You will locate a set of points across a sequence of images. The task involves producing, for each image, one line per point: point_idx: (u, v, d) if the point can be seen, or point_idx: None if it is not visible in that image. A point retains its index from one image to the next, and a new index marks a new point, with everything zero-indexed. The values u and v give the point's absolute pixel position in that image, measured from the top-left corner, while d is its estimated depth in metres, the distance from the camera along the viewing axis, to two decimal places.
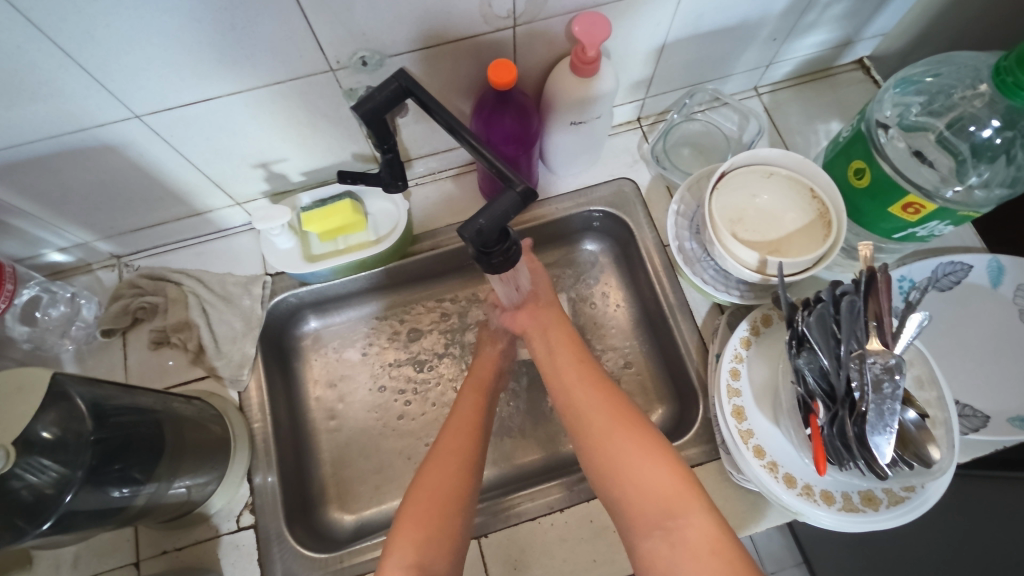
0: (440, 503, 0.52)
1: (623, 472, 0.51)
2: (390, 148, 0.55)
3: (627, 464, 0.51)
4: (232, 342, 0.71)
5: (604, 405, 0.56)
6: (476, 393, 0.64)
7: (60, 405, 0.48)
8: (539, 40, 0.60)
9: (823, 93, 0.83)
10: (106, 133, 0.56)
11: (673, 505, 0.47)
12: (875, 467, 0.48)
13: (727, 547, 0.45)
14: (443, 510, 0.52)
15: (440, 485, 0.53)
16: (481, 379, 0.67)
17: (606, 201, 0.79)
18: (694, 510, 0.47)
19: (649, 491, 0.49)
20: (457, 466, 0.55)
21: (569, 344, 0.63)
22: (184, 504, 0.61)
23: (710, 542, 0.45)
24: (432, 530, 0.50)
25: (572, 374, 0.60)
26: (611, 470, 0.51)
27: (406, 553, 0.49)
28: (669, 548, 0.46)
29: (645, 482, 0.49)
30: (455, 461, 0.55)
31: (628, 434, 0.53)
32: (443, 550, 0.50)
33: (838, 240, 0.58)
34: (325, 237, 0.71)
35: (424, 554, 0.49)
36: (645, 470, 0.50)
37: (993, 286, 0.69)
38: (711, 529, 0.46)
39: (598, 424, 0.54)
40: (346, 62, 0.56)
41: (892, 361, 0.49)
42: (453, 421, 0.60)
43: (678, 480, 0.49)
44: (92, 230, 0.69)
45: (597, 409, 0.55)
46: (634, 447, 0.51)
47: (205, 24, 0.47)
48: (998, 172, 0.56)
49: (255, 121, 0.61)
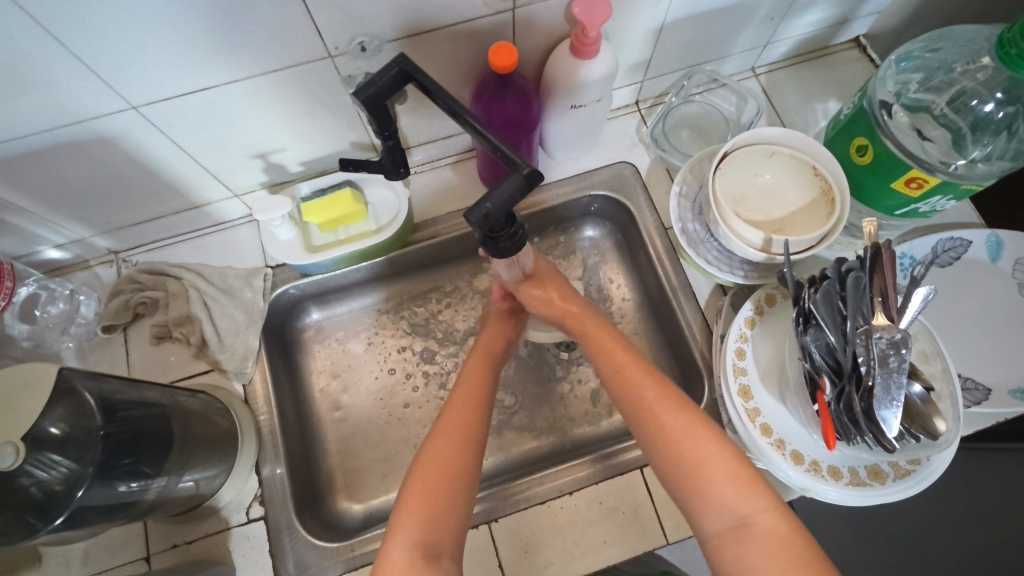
0: (447, 482, 0.52)
1: (686, 466, 0.49)
2: (391, 135, 0.54)
3: (690, 459, 0.49)
4: (234, 334, 0.70)
5: (664, 397, 0.54)
6: (479, 362, 0.64)
7: (68, 400, 0.48)
8: (538, 22, 0.60)
9: (820, 72, 0.83)
10: (102, 125, 0.55)
11: (738, 500, 0.46)
12: (882, 442, 0.49)
13: (798, 543, 0.43)
14: (449, 487, 0.52)
15: (446, 465, 0.53)
16: (489, 342, 0.68)
17: (606, 184, 0.79)
18: (759, 506, 0.46)
19: (710, 488, 0.47)
20: (457, 441, 0.55)
21: (612, 345, 0.61)
22: (193, 497, 0.60)
23: (778, 537, 0.44)
24: (435, 509, 0.50)
25: (621, 358, 0.59)
26: (675, 466, 0.50)
27: (410, 534, 0.48)
28: (739, 545, 0.45)
29: (708, 476, 0.48)
30: (458, 442, 0.55)
31: (685, 419, 0.52)
32: (446, 528, 0.50)
33: (841, 217, 0.58)
34: (325, 227, 0.71)
35: (430, 534, 0.49)
36: (706, 464, 0.48)
37: (992, 261, 0.69)
38: (777, 524, 0.44)
39: (662, 417, 0.52)
40: (344, 48, 0.55)
41: (898, 336, 0.49)
42: (455, 398, 0.59)
43: (742, 475, 0.47)
44: (89, 225, 0.68)
45: (662, 402, 0.54)
46: (692, 432, 0.50)
47: (200, 10, 0.46)
48: (1000, 145, 0.56)
49: (253, 110, 0.60)
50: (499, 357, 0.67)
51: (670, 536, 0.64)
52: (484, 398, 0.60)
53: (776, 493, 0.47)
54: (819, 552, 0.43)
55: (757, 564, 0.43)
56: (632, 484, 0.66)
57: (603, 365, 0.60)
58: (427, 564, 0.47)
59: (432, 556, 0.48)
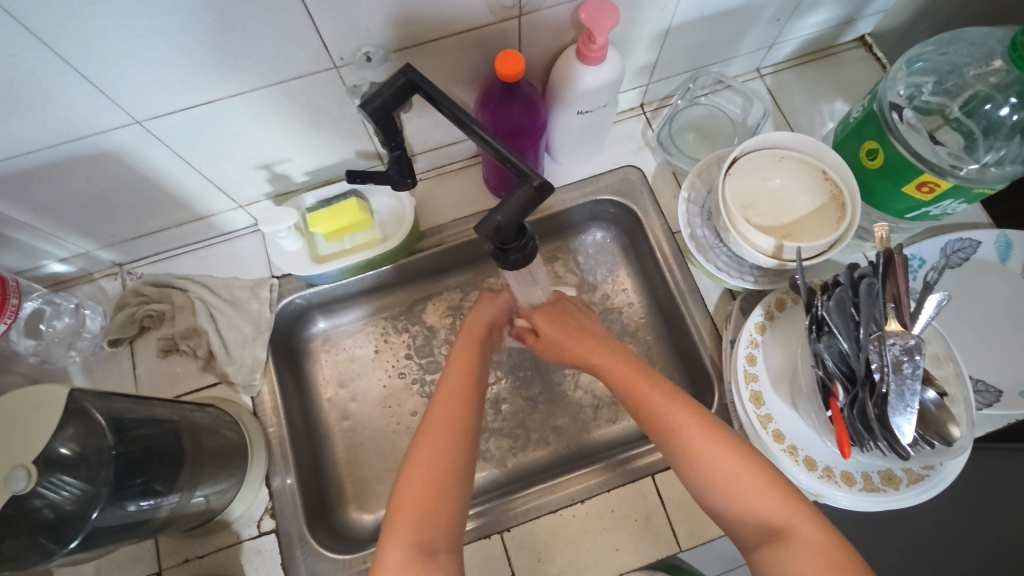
0: (439, 480, 0.51)
1: (716, 477, 0.49)
2: (397, 145, 0.53)
3: (718, 470, 0.49)
4: (242, 346, 0.70)
5: (688, 412, 0.53)
6: (466, 353, 0.63)
7: (79, 420, 0.47)
8: (545, 28, 0.59)
9: (825, 72, 0.82)
10: (106, 139, 0.54)
11: (773, 510, 0.46)
12: (897, 448, 0.49)
13: (840, 552, 0.43)
14: (440, 487, 0.50)
15: (437, 467, 0.51)
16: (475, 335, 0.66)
17: (613, 188, 0.79)
18: (797, 517, 0.46)
19: (744, 500, 0.47)
20: (449, 440, 0.53)
21: (620, 359, 0.61)
22: (204, 512, 0.60)
23: (820, 546, 0.43)
24: (428, 514, 0.49)
25: (639, 374, 0.59)
26: (702, 478, 0.50)
27: (403, 536, 0.47)
28: (777, 554, 0.44)
29: (741, 487, 0.48)
30: (450, 442, 0.53)
31: (713, 435, 0.51)
32: (442, 530, 0.49)
33: (852, 222, 0.58)
34: (330, 237, 0.70)
35: (424, 533, 0.48)
36: (735, 476, 0.48)
37: (1002, 262, 0.69)
38: (817, 533, 0.44)
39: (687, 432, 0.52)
40: (349, 59, 0.55)
41: (912, 342, 0.49)
42: (442, 393, 0.58)
43: (777, 488, 0.47)
44: (93, 239, 0.67)
45: (687, 417, 0.53)
46: (719, 447, 0.50)
47: (204, 24, 0.46)
48: (1013, 149, 0.56)
49: (257, 121, 0.59)
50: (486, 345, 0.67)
51: (683, 543, 0.64)
52: (474, 391, 0.59)
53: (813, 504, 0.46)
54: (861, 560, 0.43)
55: (799, 569, 0.43)
56: (644, 491, 0.66)
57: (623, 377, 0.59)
58: (421, 563, 0.46)
59: (427, 554, 0.47)
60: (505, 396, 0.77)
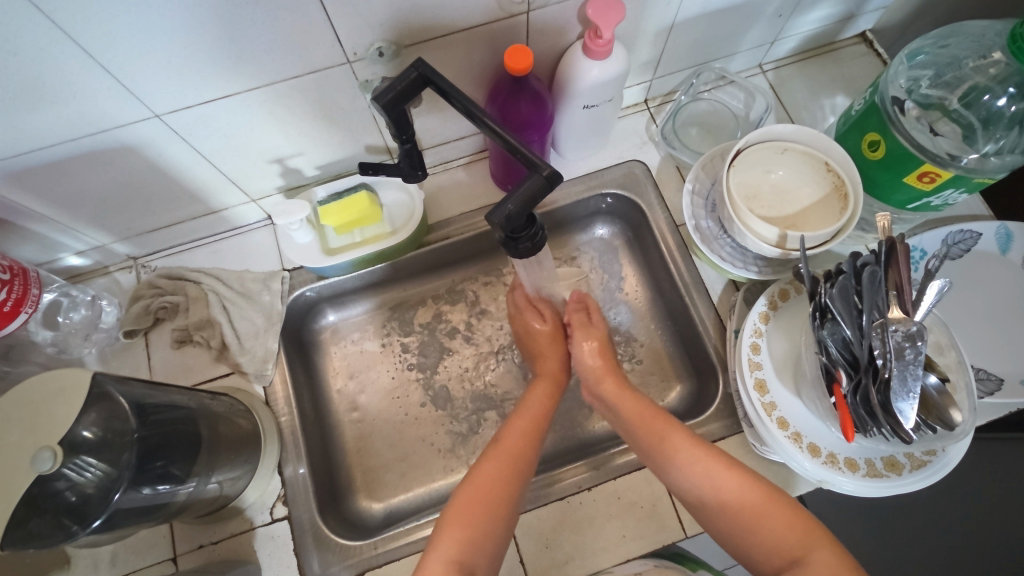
0: (486, 507, 0.53)
1: (744, 516, 0.50)
2: (408, 138, 0.54)
3: (744, 510, 0.50)
4: (254, 337, 0.71)
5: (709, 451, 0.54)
6: (546, 390, 0.66)
7: (102, 405, 0.48)
8: (552, 24, 0.60)
9: (826, 67, 0.84)
10: (126, 133, 0.56)
11: (796, 539, 0.47)
12: (900, 433, 0.49)
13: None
14: (485, 512, 0.52)
15: (490, 490, 0.54)
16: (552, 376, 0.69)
17: (617, 182, 0.80)
18: (819, 546, 0.46)
19: (768, 533, 0.49)
20: (510, 474, 0.55)
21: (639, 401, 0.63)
22: (218, 498, 0.61)
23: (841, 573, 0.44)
24: (475, 531, 0.51)
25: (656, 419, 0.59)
26: (729, 517, 0.51)
27: (449, 550, 0.49)
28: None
29: (764, 521, 0.49)
30: (503, 467, 0.56)
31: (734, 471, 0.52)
32: (483, 553, 0.50)
33: (855, 212, 0.59)
34: (341, 230, 0.71)
35: (468, 552, 0.50)
36: (759, 512, 0.50)
37: (1001, 253, 0.70)
38: (837, 561, 0.45)
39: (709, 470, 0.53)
40: (362, 54, 0.56)
41: (913, 329, 0.51)
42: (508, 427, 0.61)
43: (800, 521, 0.48)
44: (110, 232, 0.69)
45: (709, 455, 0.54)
46: (740, 483, 0.52)
47: (223, 19, 0.47)
48: (1012, 139, 0.57)
49: (271, 116, 0.61)
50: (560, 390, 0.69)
51: (689, 530, 0.65)
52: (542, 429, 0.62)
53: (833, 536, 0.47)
54: None
55: None
56: (650, 478, 0.67)
57: (643, 422, 0.60)
58: None
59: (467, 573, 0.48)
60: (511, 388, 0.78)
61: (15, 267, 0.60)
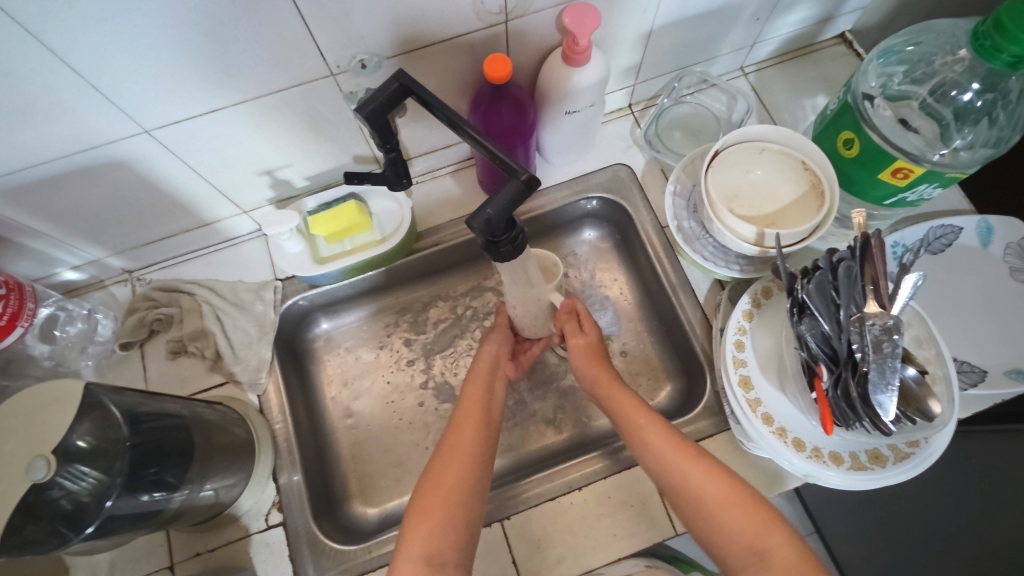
0: (447, 495, 0.52)
1: (707, 509, 0.51)
2: (393, 147, 0.56)
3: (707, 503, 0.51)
4: (247, 346, 0.72)
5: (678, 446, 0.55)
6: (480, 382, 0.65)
7: (95, 414, 0.49)
8: (530, 34, 0.62)
9: (807, 68, 0.85)
10: (117, 149, 0.57)
11: (754, 533, 0.48)
12: (879, 425, 0.50)
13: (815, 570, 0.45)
14: (449, 501, 0.52)
15: (449, 480, 0.53)
16: (483, 370, 0.67)
17: (603, 186, 0.81)
18: (774, 539, 0.47)
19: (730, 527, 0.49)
20: (464, 464, 0.55)
21: (615, 385, 0.63)
22: (213, 505, 0.62)
23: (793, 566, 0.45)
24: (439, 520, 0.51)
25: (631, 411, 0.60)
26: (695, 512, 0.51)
27: (418, 545, 0.49)
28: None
29: (726, 515, 0.49)
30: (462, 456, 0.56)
31: (699, 466, 0.53)
32: (452, 542, 0.50)
33: (832, 209, 0.60)
34: (332, 239, 0.73)
35: (435, 545, 0.49)
36: (719, 505, 0.50)
37: (983, 246, 0.71)
38: (791, 553, 0.46)
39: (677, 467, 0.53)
40: (345, 66, 0.58)
41: (890, 322, 0.51)
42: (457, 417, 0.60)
43: (756, 513, 0.49)
44: (104, 246, 0.70)
45: (673, 451, 0.55)
46: (704, 476, 0.52)
47: (206, 35, 0.49)
48: (981, 134, 0.58)
49: (258, 130, 0.62)
50: (497, 381, 0.67)
51: (679, 527, 0.65)
52: (487, 414, 0.61)
53: (791, 528, 0.48)
54: None
55: None
56: (640, 477, 0.67)
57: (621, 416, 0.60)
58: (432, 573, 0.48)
59: (437, 567, 0.48)
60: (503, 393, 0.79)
61: (11, 282, 0.61)
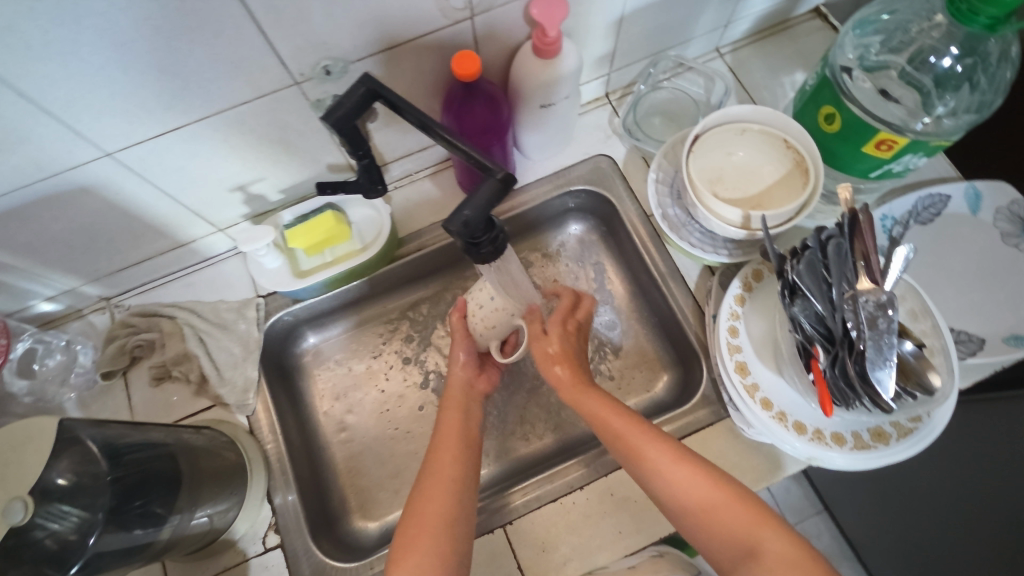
0: (433, 528, 0.51)
1: (698, 509, 0.50)
2: (366, 154, 0.55)
3: (697, 502, 0.50)
4: (233, 367, 0.70)
5: (660, 445, 0.54)
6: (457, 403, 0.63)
7: (72, 450, 0.48)
8: (498, 28, 0.60)
9: (783, 45, 0.84)
10: (79, 175, 0.55)
11: (745, 525, 0.48)
12: (880, 402, 0.49)
13: (808, 561, 0.45)
14: (436, 533, 0.50)
15: (432, 512, 0.51)
16: (460, 394, 0.65)
17: (584, 179, 0.80)
18: (767, 533, 0.47)
19: (723, 526, 0.49)
20: (449, 492, 0.53)
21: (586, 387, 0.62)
22: (208, 533, 0.61)
23: (789, 560, 0.45)
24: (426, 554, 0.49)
25: (605, 410, 0.58)
26: (683, 512, 0.51)
27: None
28: (753, 572, 0.46)
29: (717, 514, 0.49)
30: (445, 484, 0.54)
31: (685, 464, 0.52)
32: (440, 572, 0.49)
33: (816, 186, 0.59)
34: (311, 251, 0.71)
35: None
36: (710, 504, 0.49)
37: (972, 213, 0.70)
38: (786, 549, 0.46)
39: (663, 466, 0.52)
40: (309, 73, 0.56)
41: (884, 298, 0.50)
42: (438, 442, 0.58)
43: (746, 508, 0.49)
44: (78, 274, 0.68)
45: (659, 451, 0.53)
46: (692, 476, 0.51)
47: (162, 51, 0.47)
48: (963, 99, 0.57)
49: (225, 144, 0.60)
50: (473, 403, 0.64)
51: None
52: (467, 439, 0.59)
53: (781, 518, 0.48)
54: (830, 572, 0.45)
55: None
56: None
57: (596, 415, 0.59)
58: None
59: None
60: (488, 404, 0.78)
61: None
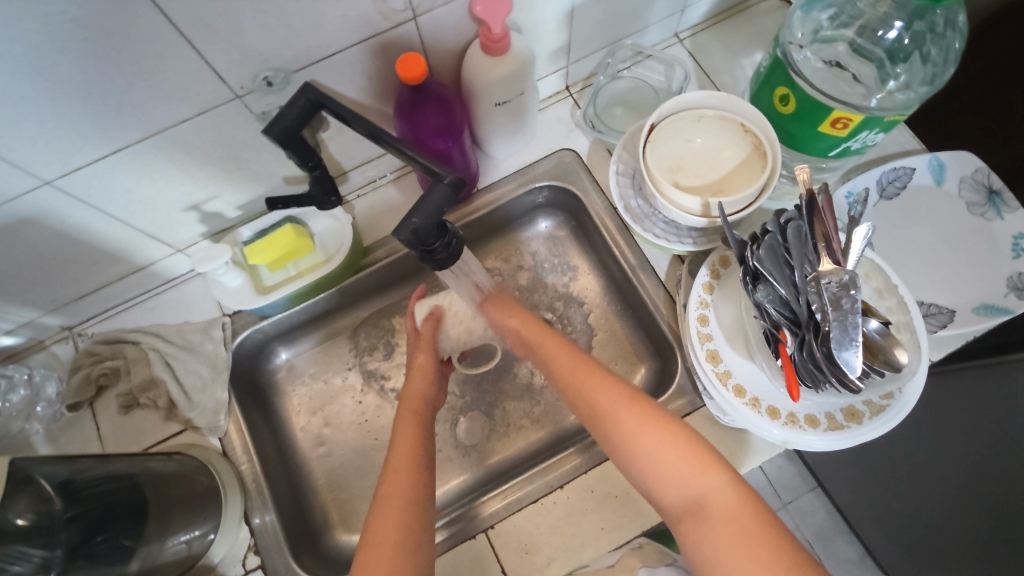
0: (391, 554, 0.48)
1: (646, 458, 0.49)
2: (316, 164, 0.53)
3: (646, 451, 0.49)
4: (202, 389, 0.69)
5: (615, 394, 0.53)
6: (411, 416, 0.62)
7: (29, 490, 0.47)
8: (443, 27, 0.59)
9: (741, 26, 0.83)
10: (20, 205, 0.54)
11: (686, 481, 0.46)
12: (848, 383, 0.48)
13: (749, 507, 0.44)
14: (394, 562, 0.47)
15: (388, 534, 0.49)
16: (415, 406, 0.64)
17: (548, 174, 0.79)
18: (711, 480, 0.46)
19: (669, 477, 0.47)
20: (405, 519, 0.51)
21: (556, 343, 0.62)
22: (184, 559, 0.60)
23: (729, 505, 0.44)
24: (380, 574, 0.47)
25: (568, 368, 0.58)
26: (634, 463, 0.50)
27: None
28: (696, 524, 0.45)
29: (663, 463, 0.48)
30: (399, 509, 0.51)
31: (637, 411, 0.51)
32: None
33: (775, 168, 0.58)
34: (274, 266, 0.70)
35: None
36: (658, 451, 0.48)
37: (937, 184, 0.70)
38: (729, 494, 0.45)
39: (618, 415, 0.52)
40: (250, 86, 0.55)
41: (846, 278, 0.49)
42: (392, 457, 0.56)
43: (691, 453, 0.47)
44: (35, 306, 0.67)
45: (614, 403, 0.52)
46: (641, 424, 0.50)
47: (88, 72, 0.46)
48: (916, 71, 0.56)
49: (172, 163, 0.59)
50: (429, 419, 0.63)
51: None
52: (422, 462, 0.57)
53: (728, 464, 0.47)
54: (773, 518, 0.43)
55: (713, 544, 0.43)
56: None
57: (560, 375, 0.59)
58: None
59: None
60: (465, 408, 0.77)
61: None
